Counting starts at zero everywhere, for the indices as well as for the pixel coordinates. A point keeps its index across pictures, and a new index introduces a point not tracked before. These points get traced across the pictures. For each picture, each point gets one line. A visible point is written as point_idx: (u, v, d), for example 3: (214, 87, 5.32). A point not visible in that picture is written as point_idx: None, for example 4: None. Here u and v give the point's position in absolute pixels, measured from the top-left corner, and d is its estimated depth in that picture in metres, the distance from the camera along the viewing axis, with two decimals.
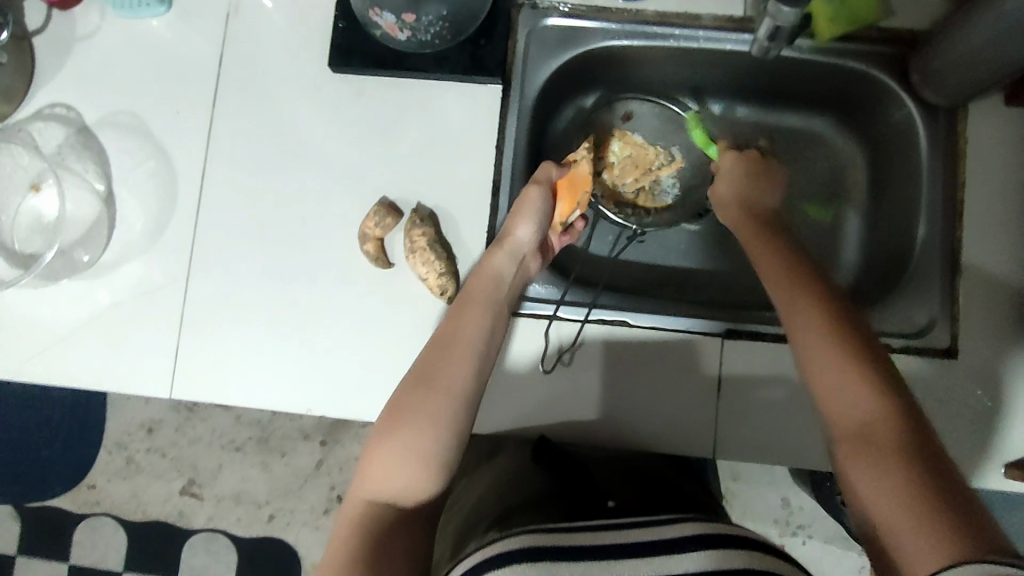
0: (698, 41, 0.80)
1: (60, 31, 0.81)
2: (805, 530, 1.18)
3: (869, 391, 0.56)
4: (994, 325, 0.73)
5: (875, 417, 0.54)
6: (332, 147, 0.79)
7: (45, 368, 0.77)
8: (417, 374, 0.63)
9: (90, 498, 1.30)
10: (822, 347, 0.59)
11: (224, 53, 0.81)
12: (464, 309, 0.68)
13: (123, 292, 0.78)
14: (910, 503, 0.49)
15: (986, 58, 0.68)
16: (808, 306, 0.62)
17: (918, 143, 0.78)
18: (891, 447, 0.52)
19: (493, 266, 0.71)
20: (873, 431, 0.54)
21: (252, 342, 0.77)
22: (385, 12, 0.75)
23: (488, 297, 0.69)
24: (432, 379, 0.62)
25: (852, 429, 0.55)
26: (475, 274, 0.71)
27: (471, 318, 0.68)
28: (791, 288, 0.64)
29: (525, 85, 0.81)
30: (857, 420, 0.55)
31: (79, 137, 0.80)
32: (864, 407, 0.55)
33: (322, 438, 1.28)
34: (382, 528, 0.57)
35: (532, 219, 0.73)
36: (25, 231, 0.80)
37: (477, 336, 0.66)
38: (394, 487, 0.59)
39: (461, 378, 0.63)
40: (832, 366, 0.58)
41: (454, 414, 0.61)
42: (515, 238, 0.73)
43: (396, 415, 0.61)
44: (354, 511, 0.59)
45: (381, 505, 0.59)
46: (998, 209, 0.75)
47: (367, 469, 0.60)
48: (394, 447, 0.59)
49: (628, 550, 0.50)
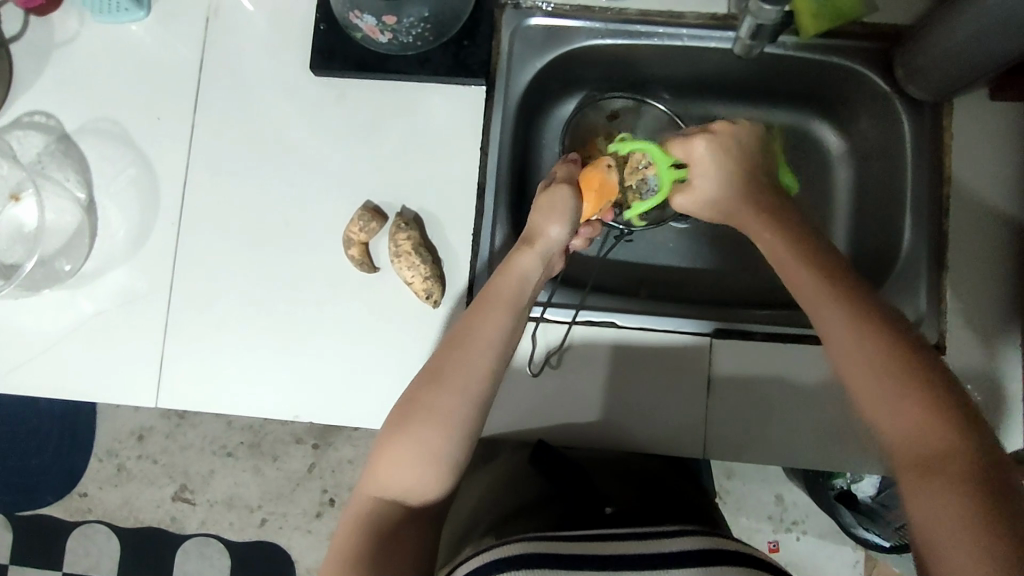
0: (681, 39, 0.79)
1: (37, 37, 0.80)
2: (799, 525, 1.18)
3: (928, 415, 0.52)
4: (980, 320, 0.73)
5: (938, 446, 0.51)
6: (315, 151, 0.78)
7: (29, 379, 0.77)
8: (430, 370, 0.61)
9: (81, 506, 1.29)
10: (879, 364, 0.55)
11: (204, 57, 0.80)
12: (483, 309, 0.64)
13: (106, 300, 0.77)
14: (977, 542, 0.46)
15: (969, 53, 0.68)
16: (847, 321, 0.58)
17: (903, 139, 0.78)
18: (954, 478, 0.49)
19: (521, 267, 0.67)
20: (938, 461, 0.50)
21: (238, 349, 0.76)
22: (366, 15, 0.74)
23: (511, 297, 0.65)
24: (446, 380, 0.60)
25: (915, 456, 0.52)
26: (500, 274, 0.67)
27: (489, 321, 0.63)
28: (825, 300, 0.60)
29: (509, 86, 0.80)
30: (920, 447, 0.52)
31: (59, 144, 0.79)
32: (923, 433, 0.52)
33: (314, 442, 1.28)
34: (387, 526, 0.58)
35: (565, 217, 0.70)
36: (6, 241, 0.79)
37: (496, 337, 0.63)
38: (400, 487, 0.58)
39: (478, 379, 0.61)
40: (885, 389, 0.54)
41: (466, 416, 0.59)
42: (545, 237, 0.69)
43: (407, 411, 0.59)
44: (359, 508, 0.59)
45: (386, 502, 0.59)
46: (983, 204, 0.75)
47: (377, 463, 0.59)
48: (404, 446, 0.58)
49: (623, 560, 0.50)
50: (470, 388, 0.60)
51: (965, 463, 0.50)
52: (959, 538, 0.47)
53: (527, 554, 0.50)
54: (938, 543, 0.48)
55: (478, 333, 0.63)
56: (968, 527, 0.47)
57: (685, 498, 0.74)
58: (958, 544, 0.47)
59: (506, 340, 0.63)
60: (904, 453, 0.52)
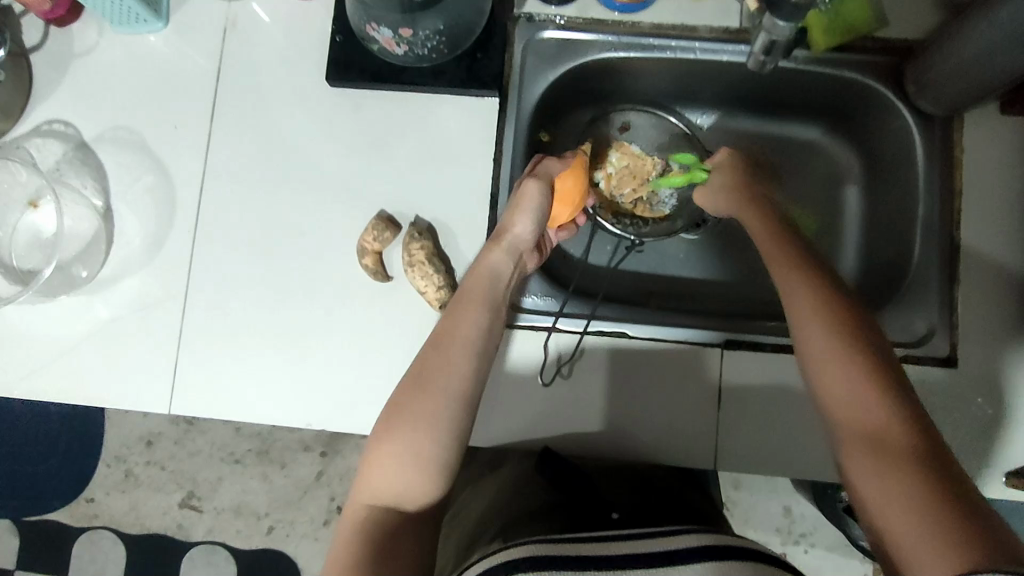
0: (694, 53, 0.80)
1: (57, 46, 0.81)
2: (807, 538, 1.17)
3: (881, 399, 0.55)
4: (992, 332, 0.73)
5: (887, 423, 0.54)
6: (330, 160, 0.79)
7: (43, 383, 0.77)
8: (412, 373, 0.63)
9: (89, 511, 1.30)
10: (833, 345, 0.58)
11: (221, 67, 0.81)
12: (464, 305, 0.67)
13: (121, 307, 0.78)
14: (921, 513, 0.49)
15: (982, 68, 0.68)
16: (815, 317, 0.60)
17: (914, 153, 0.79)
18: (902, 455, 0.52)
19: (488, 264, 0.69)
20: (886, 437, 0.53)
21: (252, 356, 0.77)
22: (382, 28, 0.74)
23: (484, 293, 0.68)
24: (429, 378, 0.62)
25: (865, 432, 0.54)
26: (471, 272, 0.69)
27: (464, 320, 0.66)
28: (798, 298, 0.62)
29: (522, 98, 0.81)
30: (870, 423, 0.54)
31: (77, 152, 0.80)
32: (874, 417, 0.54)
33: (321, 449, 1.28)
34: (384, 531, 0.58)
35: (531, 212, 0.71)
36: (24, 248, 0.80)
37: (473, 332, 0.65)
38: (392, 490, 0.59)
39: (458, 376, 0.62)
40: (842, 375, 0.57)
41: (453, 415, 0.61)
42: (511, 235, 0.70)
43: (391, 415, 0.61)
44: (353, 516, 0.60)
45: (379, 508, 0.59)
46: (994, 216, 0.75)
47: (368, 470, 0.60)
48: (392, 449, 0.59)
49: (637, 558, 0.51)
50: (450, 388, 0.62)
51: (914, 441, 0.53)
52: (906, 508, 0.50)
53: (540, 556, 0.51)
54: (888, 515, 0.51)
55: (457, 334, 0.65)
56: (911, 498, 0.50)
57: (694, 509, 0.74)
58: (904, 514, 0.50)
59: (482, 336, 0.65)
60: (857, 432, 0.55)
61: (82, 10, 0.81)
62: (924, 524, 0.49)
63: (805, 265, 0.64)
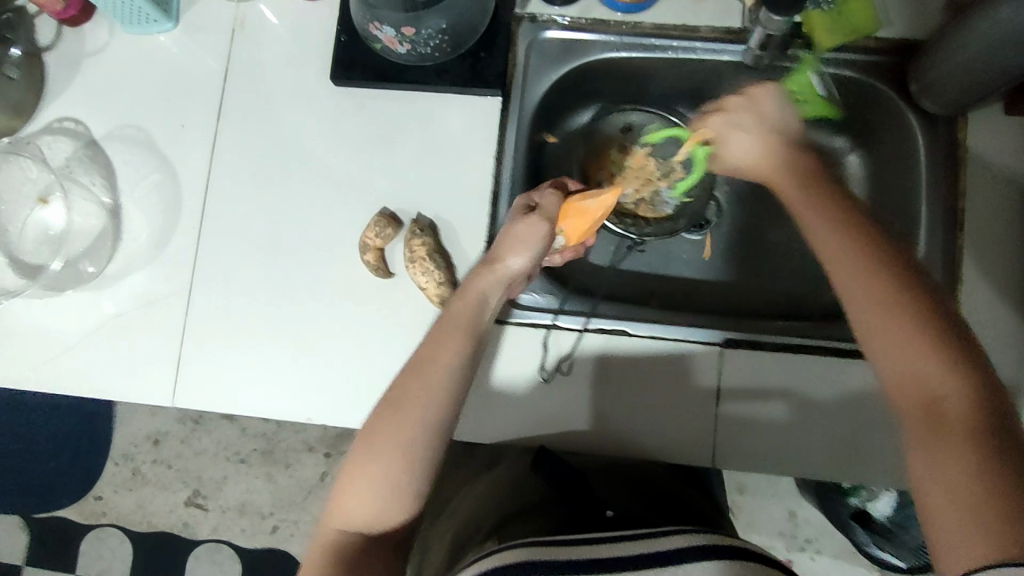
0: (696, 53, 0.80)
1: (69, 46, 0.83)
2: (813, 545, 1.16)
3: (933, 361, 0.52)
4: (995, 333, 0.73)
5: (943, 393, 0.52)
6: (334, 158, 0.80)
7: (52, 376, 0.78)
8: (389, 400, 0.61)
9: (96, 508, 1.31)
10: (873, 289, 0.56)
11: (228, 66, 0.82)
12: (445, 330, 0.64)
13: (126, 303, 0.79)
14: (979, 490, 0.48)
15: (980, 69, 0.68)
16: (873, 286, 0.56)
17: (916, 154, 0.78)
18: (960, 432, 0.50)
19: (478, 290, 0.67)
20: (942, 405, 0.51)
21: (254, 352, 0.78)
22: (385, 26, 0.75)
23: (470, 321, 0.65)
24: (401, 408, 0.60)
25: (922, 397, 0.52)
26: (458, 295, 0.67)
27: (443, 341, 0.63)
28: (851, 262, 0.58)
29: (524, 97, 0.82)
30: (927, 387, 0.52)
31: (87, 150, 0.82)
32: (932, 392, 0.52)
33: (325, 450, 1.29)
34: (354, 556, 0.58)
35: (532, 251, 0.68)
36: (33, 243, 0.81)
37: (454, 361, 0.63)
38: (365, 518, 0.59)
39: (433, 406, 0.60)
40: (887, 327, 0.55)
41: (426, 445, 0.60)
42: (504, 268, 0.68)
43: (365, 444, 0.60)
44: (325, 539, 0.60)
45: (350, 535, 0.59)
46: (997, 218, 0.75)
47: (338, 497, 0.60)
48: (364, 479, 0.59)
49: (639, 561, 0.50)
50: (430, 419, 0.60)
51: (976, 417, 0.51)
52: (967, 483, 0.48)
53: (530, 558, 0.50)
54: (940, 493, 0.49)
55: (438, 359, 0.63)
56: (969, 476, 0.48)
57: (693, 508, 0.74)
58: (958, 490, 0.48)
59: (464, 367, 0.63)
60: (913, 395, 0.53)
61: (94, 10, 0.83)
62: (985, 502, 0.47)
63: (838, 208, 0.62)
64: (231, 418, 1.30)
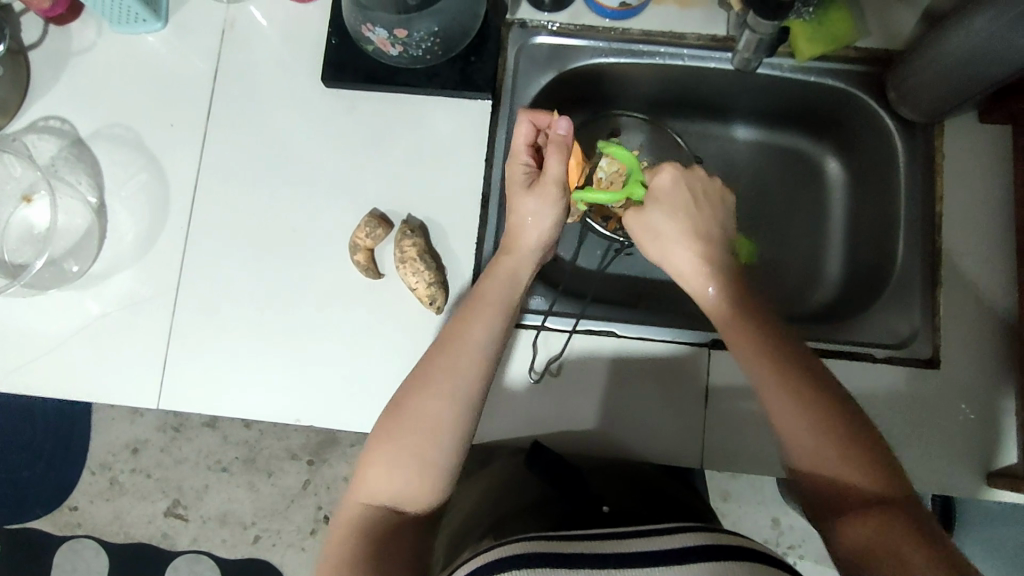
0: (682, 59, 0.82)
1: (55, 45, 0.82)
2: (797, 550, 1.17)
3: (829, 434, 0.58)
4: (974, 335, 0.75)
5: (842, 463, 0.57)
6: (324, 160, 0.80)
7: (33, 379, 0.77)
8: (417, 377, 0.63)
9: (72, 520, 1.28)
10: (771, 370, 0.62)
11: (218, 67, 0.82)
12: (475, 307, 0.67)
13: (111, 304, 0.78)
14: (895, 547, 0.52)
15: (956, 77, 0.71)
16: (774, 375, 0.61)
17: (896, 160, 0.81)
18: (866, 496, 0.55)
19: (503, 269, 0.70)
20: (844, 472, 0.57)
21: (242, 353, 0.77)
22: (377, 28, 0.76)
23: (498, 297, 0.68)
24: (432, 381, 0.62)
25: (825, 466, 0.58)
26: (486, 275, 0.70)
27: (476, 319, 0.66)
28: (754, 359, 0.63)
29: (515, 100, 0.82)
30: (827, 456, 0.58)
31: (72, 149, 0.81)
32: (844, 469, 0.57)
33: (308, 458, 1.27)
34: (379, 532, 0.59)
35: (542, 217, 0.72)
36: (16, 243, 0.81)
37: (484, 337, 0.65)
38: (392, 491, 0.60)
39: (466, 377, 0.63)
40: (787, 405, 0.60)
41: (458, 423, 0.62)
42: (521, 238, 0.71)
43: (393, 421, 0.61)
44: (348, 515, 0.61)
45: (375, 508, 0.60)
46: (975, 222, 0.77)
47: (362, 472, 0.61)
48: (394, 455, 0.60)
49: (646, 560, 0.50)
50: (459, 391, 0.62)
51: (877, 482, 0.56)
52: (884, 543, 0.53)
53: (531, 553, 0.50)
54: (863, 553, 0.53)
55: (466, 337, 0.65)
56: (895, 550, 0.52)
57: (683, 502, 0.76)
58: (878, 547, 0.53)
59: (493, 342, 0.65)
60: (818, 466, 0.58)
61: (81, 10, 0.83)
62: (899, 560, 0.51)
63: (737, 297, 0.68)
64: (213, 425, 1.29)
